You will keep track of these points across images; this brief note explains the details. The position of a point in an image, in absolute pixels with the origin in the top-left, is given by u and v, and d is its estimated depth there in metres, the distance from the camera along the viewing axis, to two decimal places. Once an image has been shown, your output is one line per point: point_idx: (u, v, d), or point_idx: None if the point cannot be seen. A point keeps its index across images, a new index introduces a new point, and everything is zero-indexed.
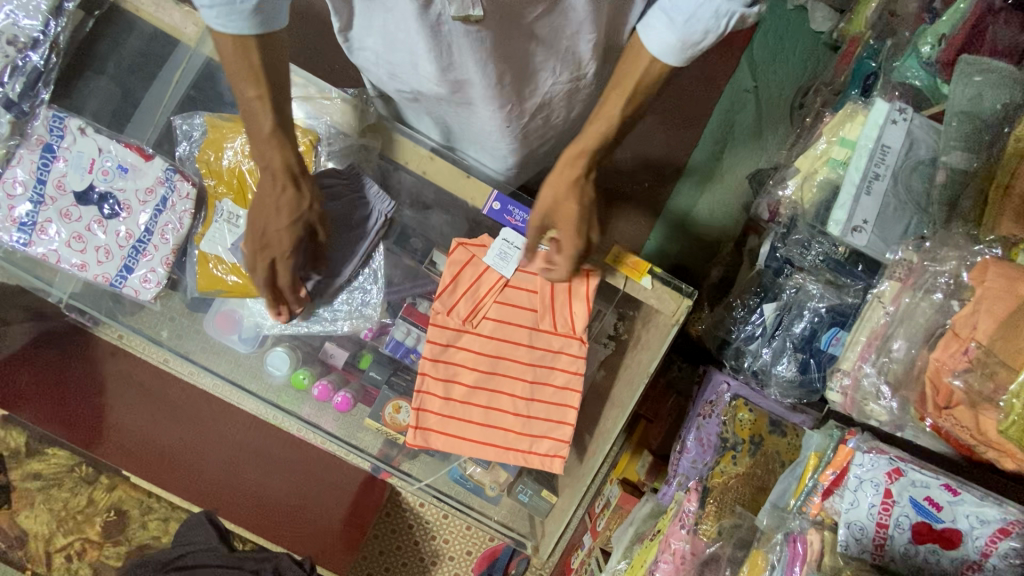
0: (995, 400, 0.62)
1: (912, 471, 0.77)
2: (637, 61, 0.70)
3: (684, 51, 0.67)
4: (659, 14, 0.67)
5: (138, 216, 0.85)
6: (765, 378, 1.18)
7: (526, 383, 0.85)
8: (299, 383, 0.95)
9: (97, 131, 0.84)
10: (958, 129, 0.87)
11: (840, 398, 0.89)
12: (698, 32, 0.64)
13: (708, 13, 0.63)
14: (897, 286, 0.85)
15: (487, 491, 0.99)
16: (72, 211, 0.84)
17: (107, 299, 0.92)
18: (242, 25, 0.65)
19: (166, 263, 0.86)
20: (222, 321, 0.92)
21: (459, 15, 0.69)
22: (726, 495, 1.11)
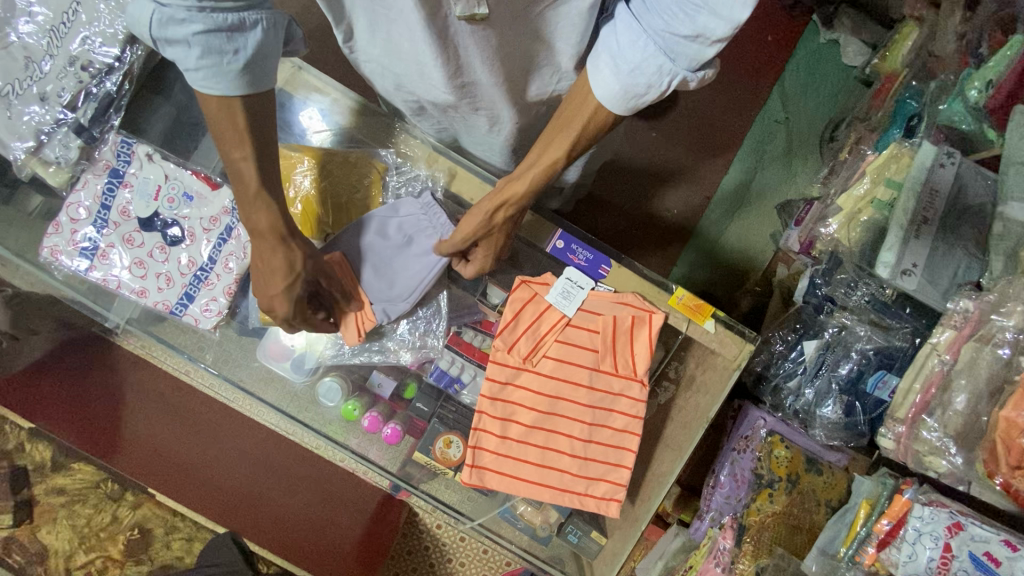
0: None
1: (972, 525, 0.76)
2: (586, 103, 0.73)
3: (627, 102, 0.71)
4: (607, 59, 0.70)
5: (201, 245, 0.84)
6: (808, 418, 1.17)
7: (584, 425, 0.84)
8: (350, 414, 0.94)
9: (164, 158, 0.84)
10: (1016, 180, 0.88)
11: (892, 445, 0.87)
12: (640, 86, 0.68)
13: (652, 68, 0.67)
14: (954, 334, 0.85)
15: (537, 532, 0.96)
16: (135, 237, 0.83)
17: (160, 323, 0.91)
18: (227, 85, 0.65)
19: (227, 292, 0.83)
20: (274, 349, 0.92)
21: (465, 14, 0.71)
22: (762, 534, 1.11)
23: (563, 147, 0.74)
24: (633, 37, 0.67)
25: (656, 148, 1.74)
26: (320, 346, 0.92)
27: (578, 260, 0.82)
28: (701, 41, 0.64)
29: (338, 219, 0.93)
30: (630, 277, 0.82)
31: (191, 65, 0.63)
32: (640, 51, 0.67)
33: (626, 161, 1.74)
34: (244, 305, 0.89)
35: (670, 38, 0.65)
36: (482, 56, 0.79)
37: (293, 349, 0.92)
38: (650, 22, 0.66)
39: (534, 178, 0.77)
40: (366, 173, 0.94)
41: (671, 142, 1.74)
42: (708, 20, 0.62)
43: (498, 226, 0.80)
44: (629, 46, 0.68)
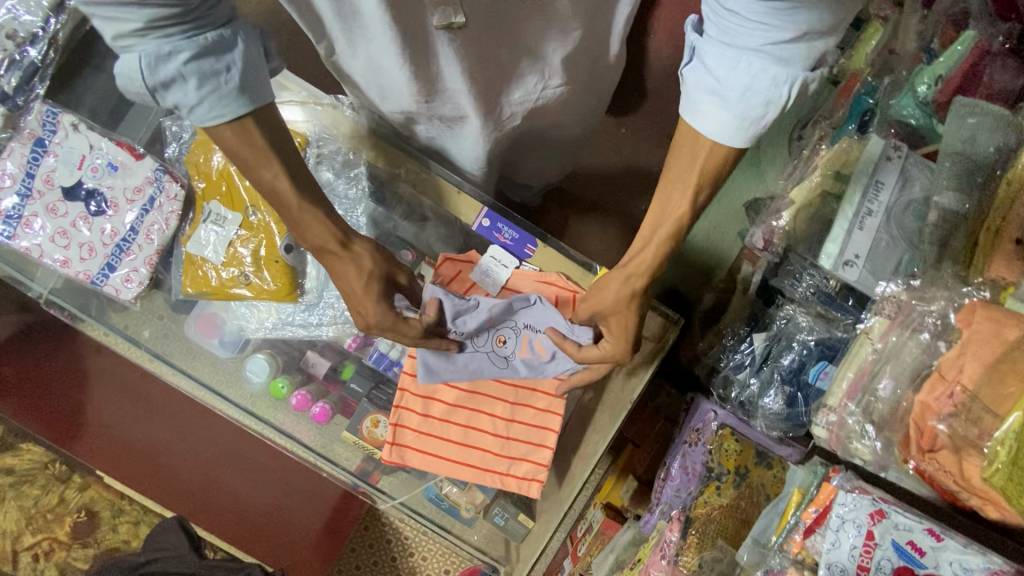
0: (979, 445, 0.62)
1: (895, 513, 0.76)
2: (687, 153, 0.70)
3: (749, 128, 0.66)
4: (708, 96, 0.67)
5: (124, 215, 0.89)
6: (751, 409, 1.17)
7: (506, 404, 0.85)
8: (277, 392, 0.94)
9: (89, 128, 0.89)
10: (951, 170, 0.88)
11: (825, 434, 0.86)
12: (758, 105, 0.65)
13: (764, 82, 0.65)
14: (885, 322, 0.85)
15: (462, 513, 0.95)
16: (59, 206, 0.88)
17: (86, 297, 0.94)
18: (234, 107, 0.64)
19: (148, 263, 0.90)
20: (204, 324, 0.95)
21: (442, 24, 0.75)
22: (708, 526, 1.10)
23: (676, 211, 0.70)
24: (732, 60, 0.66)
25: (626, 143, 1.69)
26: (246, 322, 0.94)
27: (503, 239, 0.89)
28: (802, 43, 0.64)
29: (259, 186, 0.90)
30: (553, 257, 0.88)
31: (192, 101, 0.62)
32: (743, 74, 0.65)
33: (598, 153, 1.69)
34: (166, 274, 0.94)
35: (772, 49, 0.64)
36: (460, 67, 0.83)
37: (223, 324, 0.95)
38: (746, 40, 0.65)
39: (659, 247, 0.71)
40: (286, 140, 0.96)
41: (640, 140, 1.69)
42: (809, 18, 0.62)
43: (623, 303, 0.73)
44: (730, 73, 0.66)
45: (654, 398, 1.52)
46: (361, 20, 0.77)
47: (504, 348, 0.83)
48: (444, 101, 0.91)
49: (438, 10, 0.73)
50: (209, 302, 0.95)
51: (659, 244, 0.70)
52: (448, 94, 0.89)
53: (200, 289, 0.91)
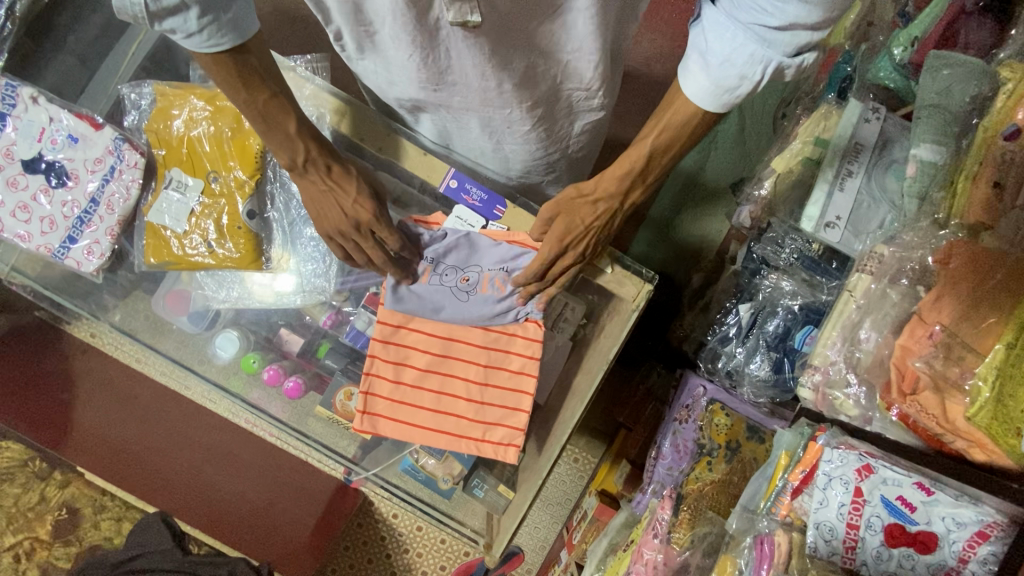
0: (961, 384, 0.60)
1: (883, 468, 0.72)
2: (677, 95, 0.70)
3: (720, 97, 0.66)
4: (695, 57, 0.66)
5: (85, 185, 0.91)
6: (738, 378, 1.17)
7: (479, 367, 0.85)
8: (248, 366, 0.99)
9: (49, 100, 0.90)
10: (928, 123, 0.87)
11: (812, 395, 0.83)
12: (732, 77, 0.63)
13: (742, 59, 0.62)
14: (867, 278, 0.83)
15: (439, 485, 0.96)
16: (19, 179, 0.90)
17: (50, 270, 0.96)
18: (233, 37, 0.64)
19: (109, 234, 0.92)
20: (172, 300, 0.99)
21: (456, 22, 0.68)
22: (699, 502, 1.07)
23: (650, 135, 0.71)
24: (721, 27, 0.63)
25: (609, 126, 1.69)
26: (210, 292, 0.96)
27: (472, 201, 0.84)
28: (796, 28, 0.59)
29: (217, 154, 0.89)
30: (525, 218, 0.83)
31: (192, 29, 0.61)
32: (726, 43, 0.62)
33: None
34: (130, 247, 0.96)
35: (760, 28, 0.60)
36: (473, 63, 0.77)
37: (190, 299, 0.98)
38: (739, 10, 0.61)
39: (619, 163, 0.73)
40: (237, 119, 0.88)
41: (622, 121, 1.66)
42: (800, 6, 0.56)
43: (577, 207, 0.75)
44: (717, 39, 0.63)
45: (644, 379, 1.54)
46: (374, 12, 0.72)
47: (468, 285, 0.82)
48: (452, 94, 0.86)
49: (453, 6, 0.66)
50: (177, 280, 0.98)
51: (615, 167, 0.73)
52: (457, 87, 0.84)
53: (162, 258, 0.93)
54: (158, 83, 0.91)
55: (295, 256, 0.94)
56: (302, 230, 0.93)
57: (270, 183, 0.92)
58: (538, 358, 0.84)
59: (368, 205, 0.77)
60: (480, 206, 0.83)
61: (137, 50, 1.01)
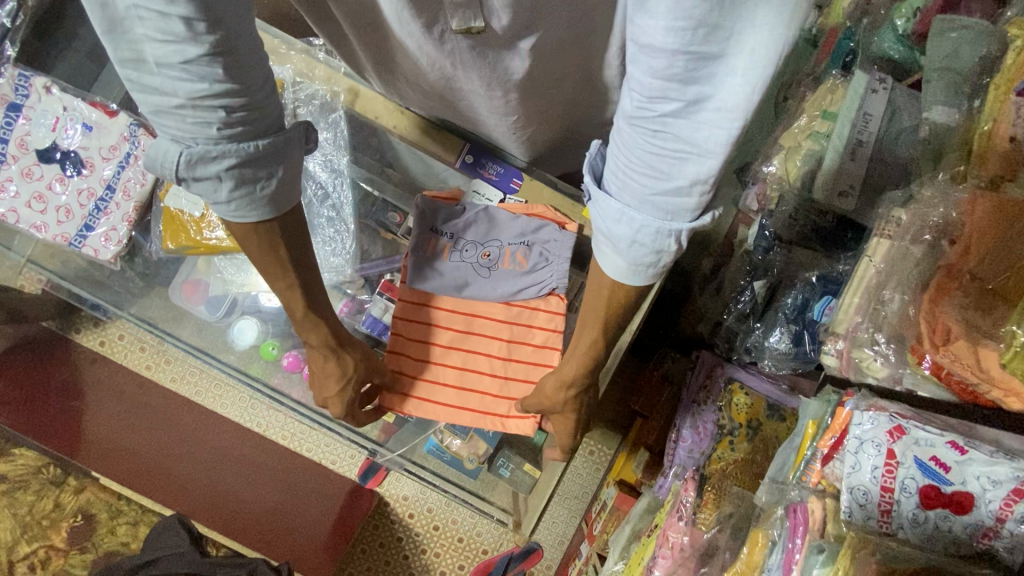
0: (995, 334, 0.59)
1: (914, 429, 0.70)
2: (600, 296, 0.67)
3: (643, 271, 0.62)
4: (603, 238, 0.62)
5: (101, 172, 0.92)
6: (758, 353, 1.15)
7: (502, 342, 0.86)
8: (268, 352, 0.98)
9: (62, 90, 0.92)
10: (938, 86, 0.87)
11: (835, 362, 0.85)
12: (647, 254, 0.60)
13: (649, 235, 0.58)
14: (886, 242, 0.83)
15: (465, 465, 0.95)
16: (33, 169, 0.91)
17: (67, 262, 0.97)
18: (260, 212, 0.63)
19: (126, 220, 0.91)
20: (189, 289, 0.98)
21: (460, 29, 0.62)
22: (723, 480, 1.08)
23: (597, 327, 0.69)
24: (616, 212, 0.59)
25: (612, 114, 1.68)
26: (229, 276, 0.97)
27: (489, 175, 0.91)
28: (697, 192, 0.54)
29: None
30: (541, 190, 0.91)
31: (220, 199, 0.60)
32: (628, 227, 0.58)
33: None
34: (146, 238, 0.96)
35: (658, 203, 0.56)
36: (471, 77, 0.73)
37: (208, 287, 0.98)
38: (636, 183, 0.56)
39: (579, 359, 0.73)
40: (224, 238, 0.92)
41: None
42: (698, 166, 0.52)
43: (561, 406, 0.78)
44: (617, 223, 0.59)
45: (660, 365, 1.52)
46: (377, 12, 0.67)
47: (489, 260, 0.88)
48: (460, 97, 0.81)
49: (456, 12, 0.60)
50: (194, 268, 0.98)
51: (573, 364, 0.73)
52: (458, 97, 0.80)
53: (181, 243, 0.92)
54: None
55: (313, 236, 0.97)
56: (320, 211, 0.97)
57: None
58: (561, 331, 0.86)
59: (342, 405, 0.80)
60: (496, 179, 0.91)
61: None
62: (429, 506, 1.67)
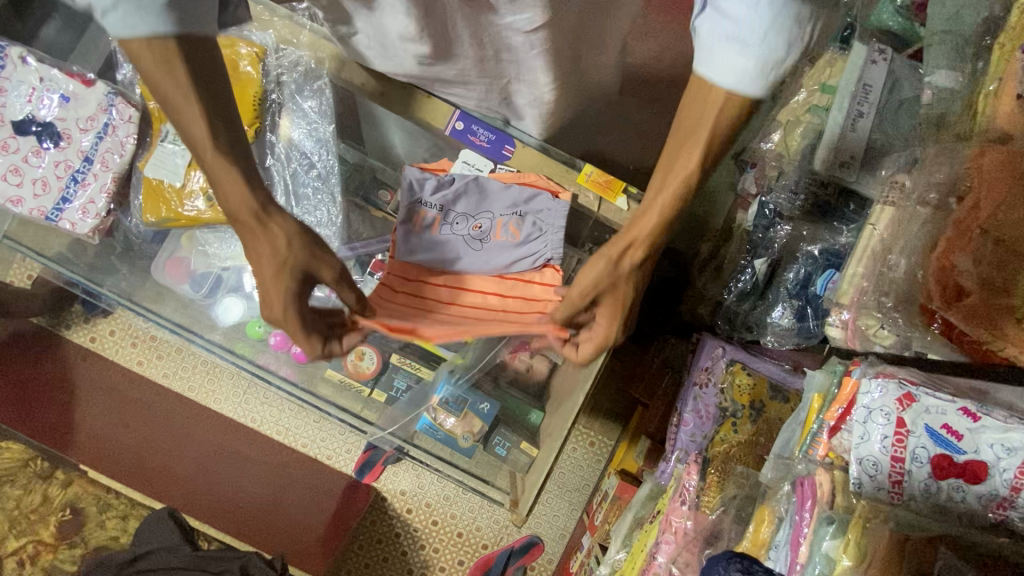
0: (1010, 289, 0.57)
1: (925, 396, 0.67)
2: (709, 101, 0.61)
3: (768, 76, 0.58)
4: (727, 44, 0.58)
5: (79, 143, 0.89)
6: (761, 330, 1.14)
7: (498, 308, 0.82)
8: (255, 332, 0.96)
9: (39, 61, 0.89)
10: (941, 50, 0.85)
11: (839, 334, 0.83)
12: (780, 47, 0.57)
13: (789, 21, 0.56)
14: (890, 209, 0.81)
15: (460, 442, 0.93)
16: (10, 142, 0.88)
17: (42, 238, 0.93)
18: (149, 21, 0.53)
19: (104, 192, 0.88)
20: (171, 267, 0.95)
21: None
22: (727, 463, 1.05)
23: (700, 147, 0.62)
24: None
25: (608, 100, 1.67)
26: (213, 249, 0.95)
27: (479, 141, 0.88)
28: None
29: None
30: (532, 158, 0.88)
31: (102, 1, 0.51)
32: (766, 12, 0.55)
33: None
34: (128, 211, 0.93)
35: None
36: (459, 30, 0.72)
37: (191, 266, 0.96)
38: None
39: (668, 202, 0.64)
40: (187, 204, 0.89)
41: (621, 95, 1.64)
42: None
43: (626, 277, 0.67)
44: (750, 12, 0.56)
45: (660, 351, 1.50)
46: None
47: (480, 233, 0.86)
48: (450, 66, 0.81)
49: None
50: (176, 245, 0.96)
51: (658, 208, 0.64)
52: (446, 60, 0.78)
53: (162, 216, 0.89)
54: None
55: (297, 207, 0.95)
56: (304, 182, 0.95)
57: (270, 134, 0.95)
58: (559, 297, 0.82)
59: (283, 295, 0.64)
60: (489, 147, 0.88)
61: None
62: (427, 500, 1.64)
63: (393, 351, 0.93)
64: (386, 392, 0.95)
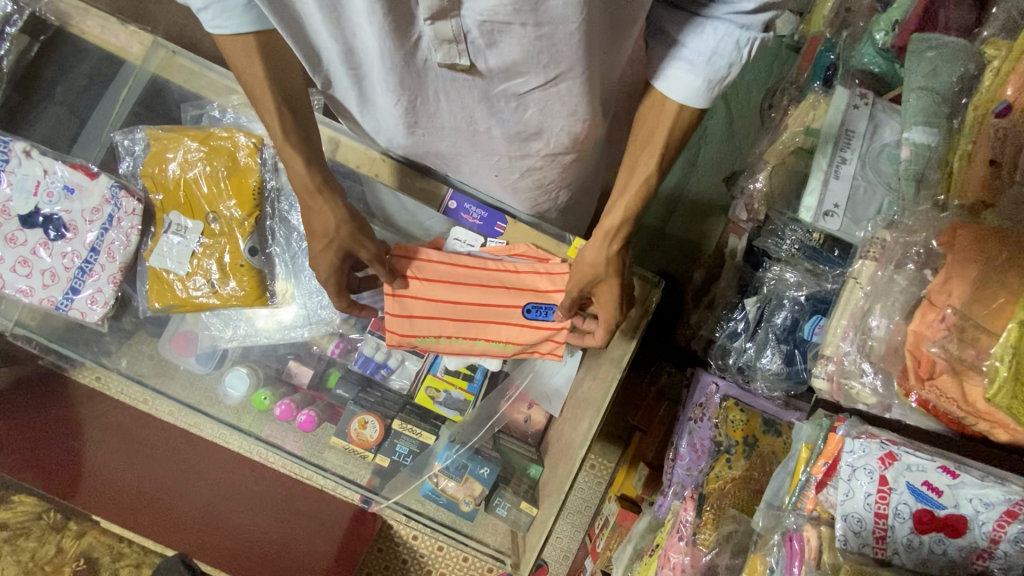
0: (979, 365, 0.59)
1: (906, 454, 0.71)
2: (661, 108, 0.72)
3: (712, 90, 0.68)
4: (677, 62, 0.69)
5: (85, 235, 0.93)
6: (750, 372, 1.19)
7: (497, 335, 0.87)
8: (260, 403, 1.01)
9: (42, 154, 0.92)
10: (918, 105, 0.87)
11: (826, 384, 0.89)
12: (722, 67, 0.67)
13: (730, 47, 0.65)
14: (872, 265, 0.84)
15: (461, 506, 1.00)
16: (17, 235, 0.92)
17: (57, 324, 0.99)
18: (237, 22, 0.70)
19: (111, 282, 0.94)
20: (178, 343, 1.00)
21: (445, 64, 0.68)
22: (722, 500, 1.06)
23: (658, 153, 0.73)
24: (699, 27, 0.66)
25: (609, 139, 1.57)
26: (216, 332, 0.99)
27: (472, 219, 0.94)
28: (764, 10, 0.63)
29: (216, 194, 0.92)
30: (523, 231, 0.92)
31: (200, 6, 0.68)
32: (710, 39, 0.65)
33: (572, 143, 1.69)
34: (133, 293, 0.99)
35: (736, 16, 0.64)
36: (456, 103, 0.77)
37: (197, 340, 1.00)
38: (710, 8, 0.65)
39: (633, 197, 0.74)
40: (174, 294, 0.93)
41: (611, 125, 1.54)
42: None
43: (608, 268, 0.77)
44: (697, 38, 0.66)
45: (656, 380, 1.53)
46: (365, 52, 0.71)
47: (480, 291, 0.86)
48: (439, 138, 0.86)
49: (443, 48, 0.66)
50: (182, 322, 1.00)
51: (627, 202, 0.74)
52: (442, 130, 0.84)
53: (167, 302, 0.94)
54: (151, 129, 0.94)
55: (299, 289, 0.96)
56: (305, 263, 0.96)
57: (268, 220, 0.95)
58: (561, 342, 0.87)
59: (328, 266, 0.83)
60: (479, 224, 0.93)
61: (126, 93, 0.96)
62: None
63: (394, 415, 0.98)
64: (389, 456, 0.98)
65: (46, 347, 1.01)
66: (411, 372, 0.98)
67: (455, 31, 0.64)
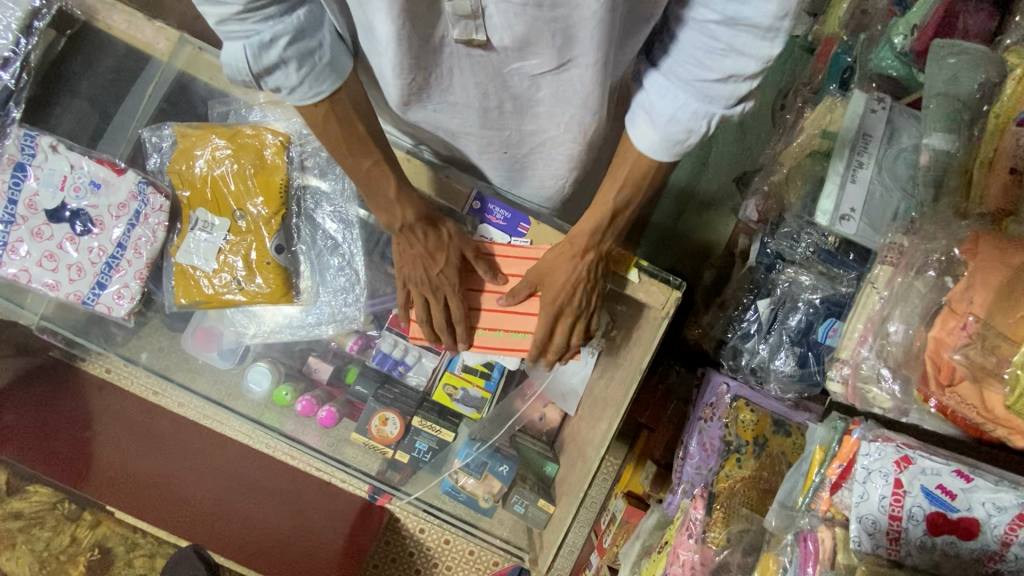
0: (1000, 373, 0.59)
1: (921, 458, 0.72)
2: None
3: (671, 148, 0.71)
4: (643, 113, 0.71)
5: (111, 231, 0.93)
6: (763, 374, 1.20)
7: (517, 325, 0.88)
8: (281, 398, 1.02)
9: (68, 149, 0.92)
10: (937, 112, 0.87)
11: (840, 388, 0.89)
12: (681, 131, 0.69)
13: (688, 114, 0.68)
14: (889, 270, 0.85)
15: (480, 503, 1.04)
16: (44, 230, 0.92)
17: (76, 317, 1.00)
18: (330, 81, 0.71)
19: (137, 278, 0.95)
20: (200, 338, 1.02)
21: (462, 39, 0.68)
22: (732, 499, 1.07)
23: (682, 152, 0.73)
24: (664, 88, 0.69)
25: None
26: (242, 327, 0.99)
27: (496, 219, 0.94)
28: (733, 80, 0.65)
29: (240, 191, 0.92)
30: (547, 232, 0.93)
31: (294, 82, 0.69)
32: (672, 102, 0.68)
33: None
34: (157, 290, 1.00)
35: (702, 84, 0.66)
36: (473, 80, 0.77)
37: (218, 336, 1.01)
38: None
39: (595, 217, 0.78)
40: (199, 289, 0.93)
41: None
42: (736, 62, 0.62)
43: (551, 272, 0.82)
44: (659, 99, 0.69)
45: (665, 378, 1.55)
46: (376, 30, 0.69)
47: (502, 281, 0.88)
48: (450, 114, 0.86)
49: (460, 24, 0.66)
50: (205, 318, 1.01)
51: (589, 219, 0.79)
52: (457, 107, 0.84)
53: (193, 297, 0.95)
54: (179, 126, 0.94)
55: (323, 287, 0.97)
56: (330, 261, 0.97)
57: (294, 217, 0.96)
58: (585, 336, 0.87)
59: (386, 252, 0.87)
60: (504, 224, 0.93)
61: (153, 88, 0.97)
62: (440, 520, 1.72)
63: (414, 412, 0.98)
64: (409, 452, 1.00)
65: (71, 340, 1.03)
66: (428, 370, 0.98)
67: (473, 6, 0.63)
